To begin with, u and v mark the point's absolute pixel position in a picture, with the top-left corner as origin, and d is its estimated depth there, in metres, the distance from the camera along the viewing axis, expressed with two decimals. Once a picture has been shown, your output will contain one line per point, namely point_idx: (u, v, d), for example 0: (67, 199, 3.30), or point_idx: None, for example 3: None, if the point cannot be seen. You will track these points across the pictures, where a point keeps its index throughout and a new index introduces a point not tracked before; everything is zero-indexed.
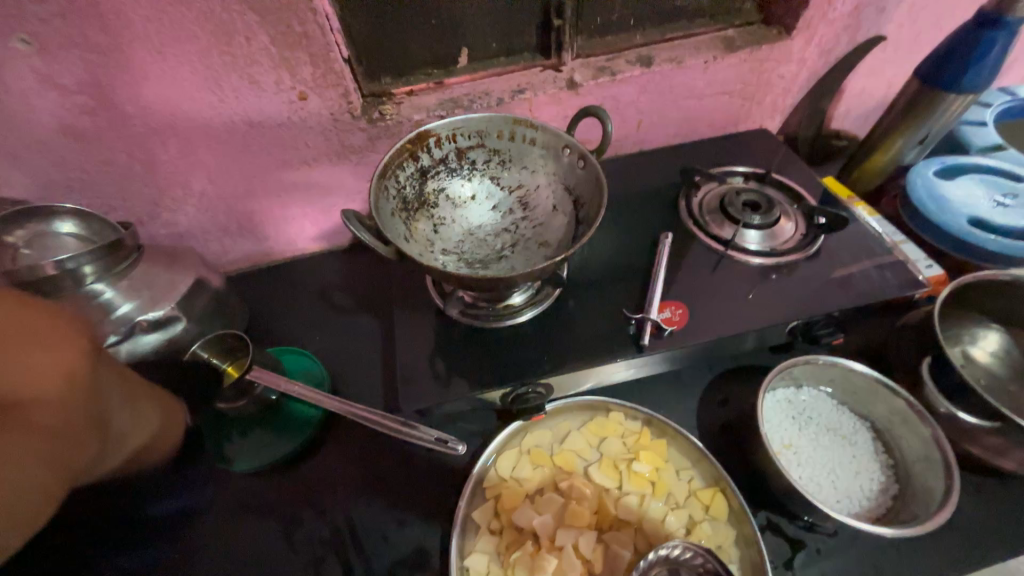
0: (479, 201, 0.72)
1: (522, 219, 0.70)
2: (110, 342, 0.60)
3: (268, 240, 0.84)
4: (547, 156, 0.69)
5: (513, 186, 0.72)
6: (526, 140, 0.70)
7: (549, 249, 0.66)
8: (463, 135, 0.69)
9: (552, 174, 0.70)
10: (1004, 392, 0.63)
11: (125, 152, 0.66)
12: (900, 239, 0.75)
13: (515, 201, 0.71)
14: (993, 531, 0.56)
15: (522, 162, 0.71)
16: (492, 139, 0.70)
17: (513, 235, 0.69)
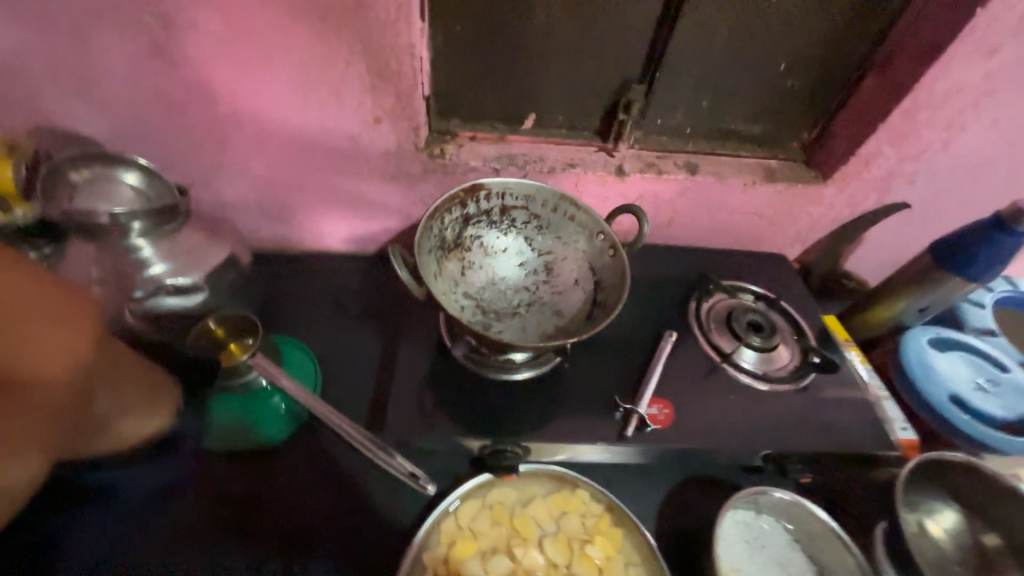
0: (509, 255, 0.76)
1: (544, 284, 0.74)
2: (134, 297, 0.64)
3: (301, 232, 0.88)
4: (582, 234, 0.74)
5: (544, 250, 0.76)
6: (566, 215, 0.75)
7: (562, 320, 0.70)
8: (512, 195, 0.73)
9: (582, 251, 0.74)
10: (950, 574, 0.65)
11: (202, 125, 0.71)
12: (884, 395, 0.79)
13: (542, 264, 0.75)
14: None
15: (557, 232, 0.76)
16: (537, 205, 0.75)
17: (532, 297, 0.73)
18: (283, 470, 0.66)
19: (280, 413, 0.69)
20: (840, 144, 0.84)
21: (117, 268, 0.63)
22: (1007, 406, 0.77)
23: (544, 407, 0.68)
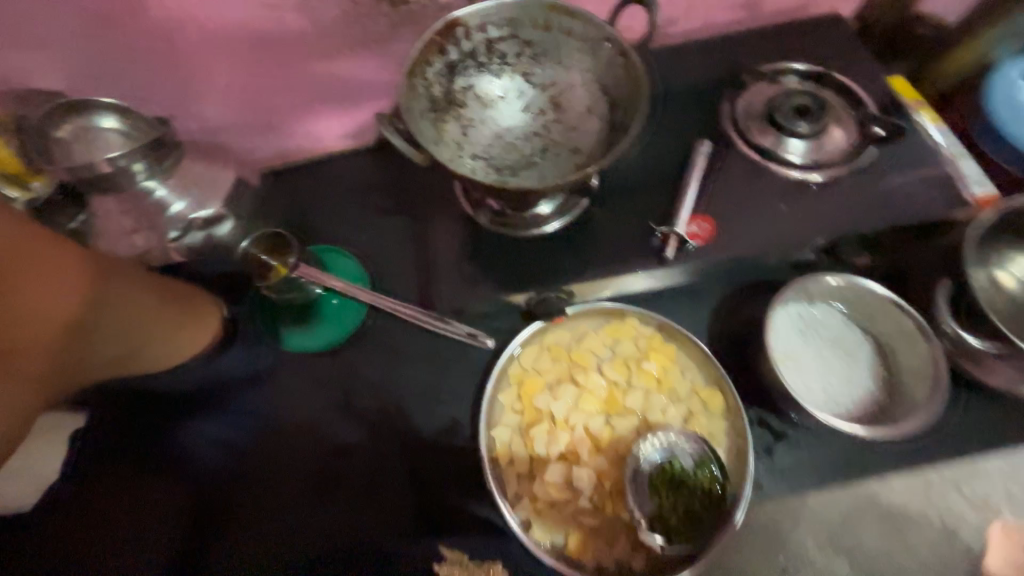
0: (508, 100, 0.68)
1: (554, 121, 0.67)
2: (173, 237, 0.68)
3: (296, 139, 0.84)
4: (584, 50, 0.64)
5: (546, 83, 0.67)
6: (561, 31, 0.64)
7: (581, 156, 0.65)
8: (494, 24, 0.63)
9: (588, 71, 0.65)
10: (1021, 317, 0.64)
11: (148, 41, 0.65)
12: (960, 153, 0.70)
13: (547, 100, 0.68)
14: (960, 433, 0.63)
15: (556, 57, 0.66)
16: (525, 29, 0.65)
17: (544, 139, 0.67)
18: (360, 356, 0.74)
19: (339, 309, 0.76)
20: None
21: (144, 214, 0.66)
22: None
23: (580, 251, 0.68)
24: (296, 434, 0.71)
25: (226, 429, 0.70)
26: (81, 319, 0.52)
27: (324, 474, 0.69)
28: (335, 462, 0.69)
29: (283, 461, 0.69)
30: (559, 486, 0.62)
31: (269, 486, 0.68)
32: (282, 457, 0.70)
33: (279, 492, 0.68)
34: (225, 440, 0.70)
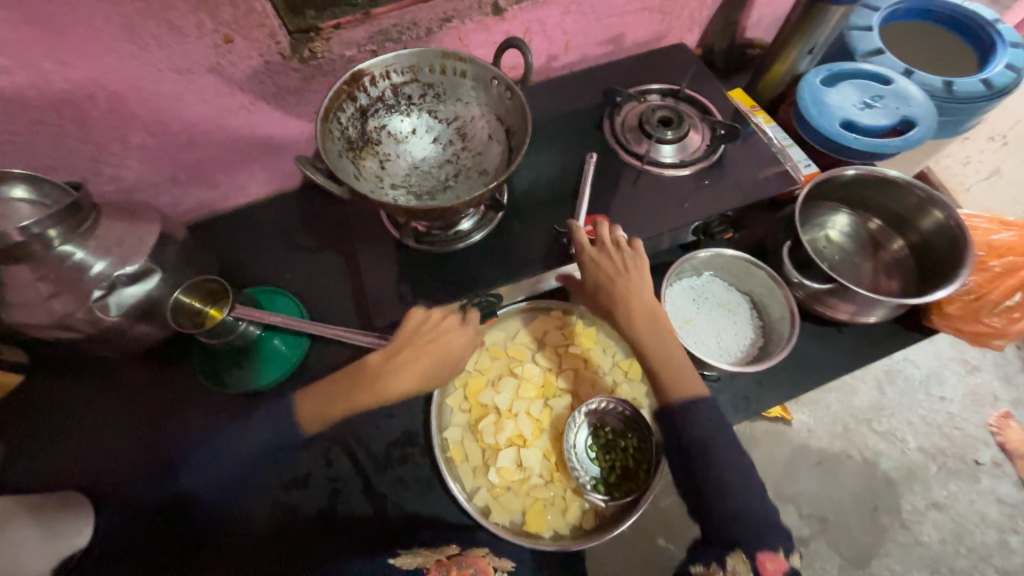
0: (419, 134, 0.77)
1: (462, 149, 0.77)
2: (96, 297, 0.67)
3: (220, 188, 0.89)
4: (479, 89, 0.75)
5: (450, 118, 0.77)
6: (457, 74, 0.74)
7: (488, 176, 0.74)
8: (397, 71, 0.72)
9: (485, 105, 0.75)
10: (851, 263, 0.81)
11: (53, 110, 0.67)
12: (787, 143, 0.87)
13: (453, 132, 0.77)
14: (826, 364, 0.77)
15: (458, 95, 0.76)
16: (425, 74, 0.74)
17: (455, 166, 0.76)
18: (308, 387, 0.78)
19: (283, 348, 0.79)
20: None
21: (63, 278, 0.65)
22: (890, 113, 0.85)
23: (498, 258, 0.75)
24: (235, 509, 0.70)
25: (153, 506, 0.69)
26: None
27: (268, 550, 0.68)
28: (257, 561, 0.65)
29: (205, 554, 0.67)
30: (511, 469, 0.68)
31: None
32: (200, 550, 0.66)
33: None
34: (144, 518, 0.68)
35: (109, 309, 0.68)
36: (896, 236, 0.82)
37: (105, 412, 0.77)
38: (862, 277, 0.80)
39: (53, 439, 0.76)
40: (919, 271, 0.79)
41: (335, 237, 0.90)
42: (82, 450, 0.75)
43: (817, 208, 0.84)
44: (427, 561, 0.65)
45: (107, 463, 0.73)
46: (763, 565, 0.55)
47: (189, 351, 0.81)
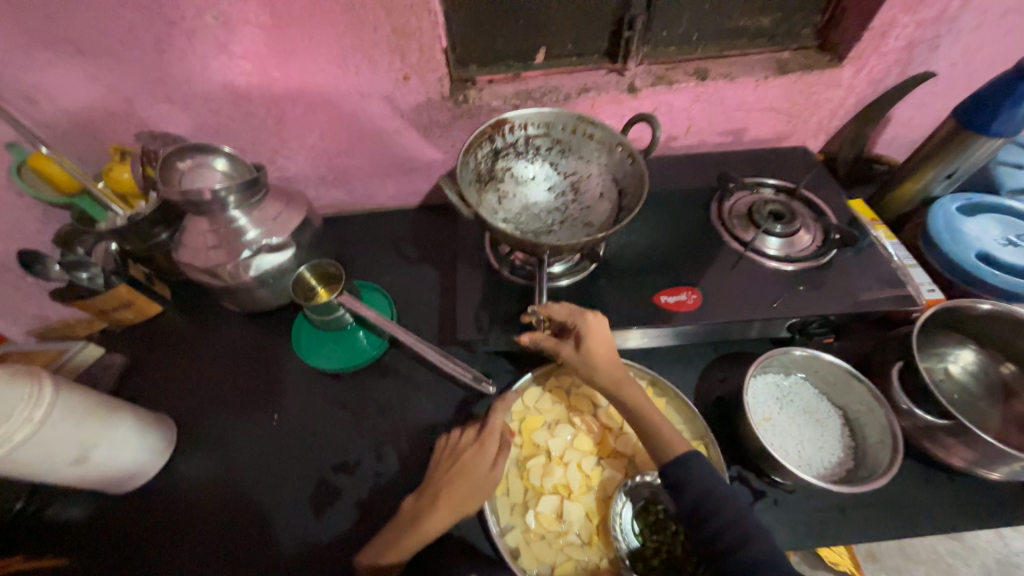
0: (537, 181, 0.85)
1: (573, 201, 0.83)
2: (244, 257, 0.79)
3: (355, 192, 1.03)
4: (602, 153, 0.82)
5: (569, 172, 0.85)
6: (586, 136, 0.82)
7: (592, 229, 0.79)
8: (534, 124, 0.82)
9: (603, 166, 0.82)
10: (973, 406, 0.72)
11: (264, 107, 0.84)
12: (910, 263, 0.82)
13: (568, 184, 0.84)
14: (928, 512, 0.67)
15: (581, 154, 0.84)
16: (557, 131, 0.83)
17: (562, 214, 0.82)
18: (378, 382, 0.83)
19: (366, 342, 0.86)
20: (852, 24, 0.84)
21: (226, 236, 0.79)
22: None
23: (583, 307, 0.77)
24: (285, 476, 0.75)
25: (224, 465, 0.77)
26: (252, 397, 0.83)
27: (303, 526, 0.71)
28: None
29: (251, 514, 0.73)
30: (550, 518, 0.66)
31: (226, 531, 0.72)
32: (250, 506, 0.73)
33: (230, 544, 0.70)
34: (217, 462, 0.78)
35: (247, 270, 0.80)
36: None
37: (210, 367, 0.87)
38: (986, 423, 0.71)
39: (159, 382, 0.86)
40: None
41: (436, 254, 0.99)
42: (182, 400, 0.84)
43: (936, 337, 0.77)
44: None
45: (204, 427, 0.81)
46: None
47: (290, 321, 0.91)
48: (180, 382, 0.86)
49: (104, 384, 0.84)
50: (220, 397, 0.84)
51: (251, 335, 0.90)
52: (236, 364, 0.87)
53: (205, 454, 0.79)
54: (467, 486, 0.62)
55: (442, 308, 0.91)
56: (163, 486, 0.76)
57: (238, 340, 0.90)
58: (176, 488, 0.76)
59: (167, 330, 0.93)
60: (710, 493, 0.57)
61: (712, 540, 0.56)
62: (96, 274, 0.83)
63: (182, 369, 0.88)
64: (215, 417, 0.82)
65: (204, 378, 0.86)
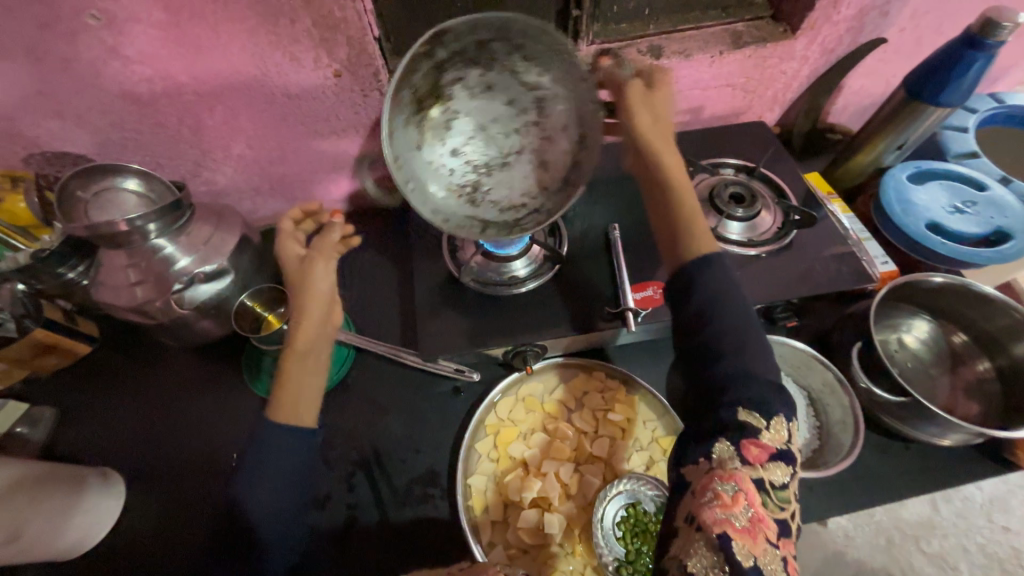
0: (492, 92, 0.71)
1: (534, 123, 0.74)
2: (175, 290, 0.71)
3: (297, 201, 0.95)
4: (568, 81, 0.68)
5: (530, 86, 0.70)
6: (555, 55, 0.66)
7: (548, 171, 0.75)
8: (486, 30, 0.63)
9: (570, 93, 0.70)
10: (925, 375, 0.75)
11: (175, 116, 0.75)
12: (865, 236, 0.83)
13: (529, 101, 0.72)
14: (884, 480, 0.71)
15: (547, 69, 0.68)
16: (518, 36, 0.64)
17: (520, 140, 0.75)
18: (343, 407, 0.79)
19: None
20: None
21: (151, 268, 0.70)
22: (982, 222, 0.81)
23: (548, 309, 0.75)
24: None
25: (184, 509, 0.73)
26: (197, 381, 0.83)
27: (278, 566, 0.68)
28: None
29: (218, 560, 0.69)
30: (530, 532, 0.66)
31: None
32: (217, 556, 0.69)
33: None
34: (178, 507, 0.73)
35: (182, 302, 0.72)
36: (982, 356, 0.76)
37: (153, 404, 0.81)
38: (937, 391, 0.74)
39: (98, 429, 0.79)
40: (1004, 396, 0.72)
41: (392, 261, 0.94)
42: (125, 443, 0.78)
43: (892, 311, 0.79)
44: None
45: (156, 471, 0.76)
46: (749, 447, 0.50)
47: (240, 350, 0.85)
48: (122, 424, 0.79)
49: (35, 441, 0.76)
50: (168, 438, 0.78)
51: (197, 367, 0.84)
52: (183, 392, 0.82)
53: (162, 500, 0.73)
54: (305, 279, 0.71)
55: (404, 319, 0.87)
56: (120, 545, 0.71)
57: (183, 376, 0.83)
58: (133, 544, 0.71)
59: (101, 371, 0.84)
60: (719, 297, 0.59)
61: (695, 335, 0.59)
62: (4, 320, 0.73)
63: (122, 413, 0.80)
64: (166, 461, 0.76)
65: (148, 416, 0.80)
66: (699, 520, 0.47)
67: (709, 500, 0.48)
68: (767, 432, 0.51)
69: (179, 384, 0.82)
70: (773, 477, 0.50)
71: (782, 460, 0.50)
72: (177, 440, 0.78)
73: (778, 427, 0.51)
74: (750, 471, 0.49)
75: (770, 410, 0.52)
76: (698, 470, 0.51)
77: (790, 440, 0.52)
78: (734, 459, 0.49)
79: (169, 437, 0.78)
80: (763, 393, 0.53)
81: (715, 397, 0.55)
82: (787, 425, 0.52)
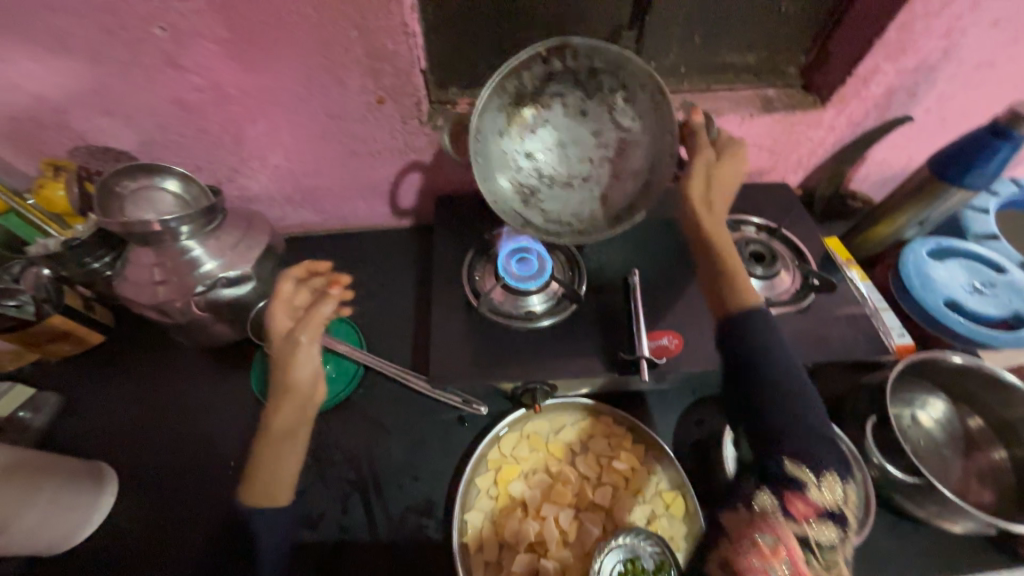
0: (582, 119, 0.78)
1: (608, 159, 0.80)
2: (197, 292, 0.72)
3: (323, 213, 0.97)
4: (657, 128, 0.76)
5: (618, 126, 0.78)
6: (653, 103, 0.74)
7: (606, 205, 0.80)
8: (601, 60, 0.71)
9: (648, 141, 0.77)
10: (938, 455, 0.74)
11: (220, 125, 0.77)
12: (883, 306, 0.82)
13: (611, 140, 0.79)
14: (890, 560, 0.69)
15: (640, 109, 0.76)
16: (628, 76, 0.73)
17: (589, 171, 0.80)
18: (345, 425, 0.78)
19: (335, 378, 0.81)
20: (837, 66, 0.84)
21: (176, 268, 0.71)
22: (1000, 305, 0.81)
23: (562, 348, 0.75)
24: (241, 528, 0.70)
25: (174, 511, 0.71)
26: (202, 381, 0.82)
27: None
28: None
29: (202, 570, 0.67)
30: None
31: None
32: (201, 565, 0.67)
33: None
34: (168, 509, 0.72)
35: (200, 303, 0.73)
36: (997, 444, 0.75)
37: (156, 400, 0.81)
38: (949, 474, 0.73)
39: (100, 420, 0.79)
40: (1018, 488, 0.71)
41: (410, 282, 0.95)
42: (123, 437, 0.77)
43: (907, 386, 0.79)
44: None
45: (150, 469, 0.75)
46: (791, 502, 0.53)
47: (249, 354, 0.85)
48: (124, 418, 0.79)
49: (34, 427, 0.76)
50: (167, 436, 0.78)
51: (206, 367, 0.84)
52: (186, 391, 0.82)
53: (153, 499, 0.72)
54: (290, 355, 0.65)
55: (416, 341, 0.87)
56: (102, 545, 0.69)
57: (190, 376, 0.83)
58: (118, 543, 0.69)
59: (111, 361, 0.85)
60: (765, 354, 0.63)
61: (752, 395, 0.61)
62: (26, 302, 0.72)
63: (128, 405, 0.80)
64: (162, 460, 0.75)
65: (150, 412, 0.80)
66: (738, 566, 0.52)
67: (748, 549, 0.52)
68: (817, 490, 0.54)
69: (185, 383, 0.82)
70: (820, 536, 0.52)
71: (833, 520, 0.53)
72: (174, 440, 0.77)
73: (831, 487, 0.54)
74: (795, 527, 0.52)
75: (821, 465, 0.55)
76: (738, 517, 0.55)
77: (844, 501, 0.54)
78: (775, 511, 0.53)
79: (168, 435, 0.78)
80: (815, 449, 0.56)
81: (771, 445, 0.57)
82: (840, 484, 0.55)
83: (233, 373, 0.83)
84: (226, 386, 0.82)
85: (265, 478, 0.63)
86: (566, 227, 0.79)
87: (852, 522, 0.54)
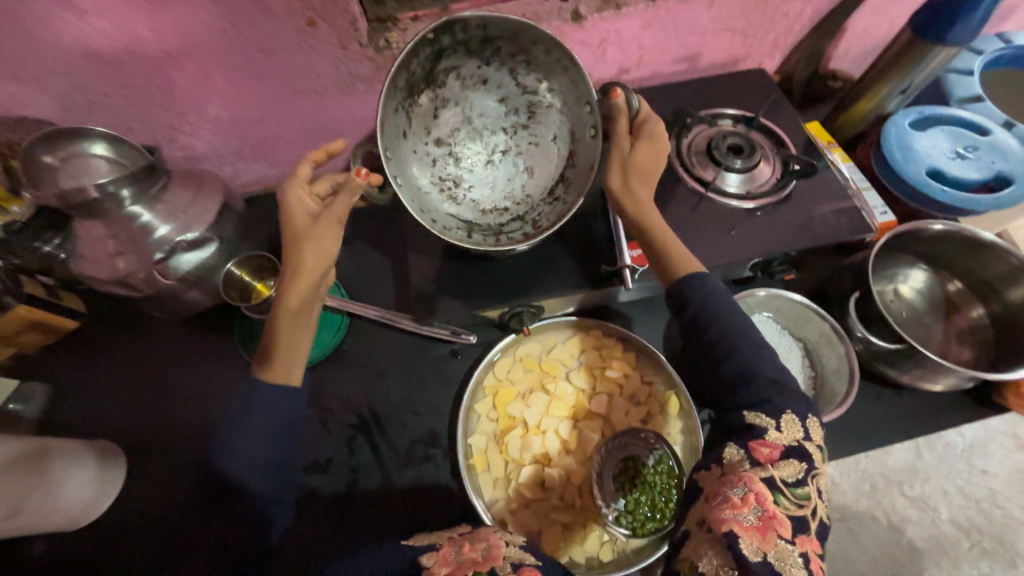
0: (488, 89, 0.69)
1: (523, 125, 0.72)
2: (157, 259, 0.69)
3: (278, 165, 0.91)
4: (569, 92, 0.68)
5: (527, 88, 0.69)
6: (558, 63, 0.66)
7: (534, 176, 0.72)
8: (493, 28, 0.62)
9: (564, 112, 0.70)
10: (919, 323, 0.76)
11: (142, 76, 0.70)
12: (863, 185, 0.81)
13: (523, 103, 0.70)
14: (874, 424, 0.73)
15: (546, 73, 0.67)
16: (526, 40, 0.64)
17: (510, 141, 0.72)
18: (340, 374, 0.78)
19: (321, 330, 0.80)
20: None
21: (131, 238, 0.67)
22: (983, 168, 0.79)
23: (544, 268, 0.73)
24: None
25: (188, 472, 0.74)
26: (188, 349, 0.82)
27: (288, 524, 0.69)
28: (277, 554, 0.63)
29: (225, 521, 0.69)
30: (531, 487, 0.68)
31: None
32: None
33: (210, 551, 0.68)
34: (181, 472, 0.74)
35: (168, 271, 0.70)
36: (976, 303, 0.76)
37: (145, 374, 0.80)
38: (931, 340, 0.75)
39: (93, 401, 0.79)
40: (996, 342, 0.73)
41: (382, 225, 0.91)
42: (119, 414, 0.78)
43: (890, 261, 0.79)
44: (440, 538, 0.54)
45: (156, 440, 0.76)
46: (756, 448, 0.52)
47: (231, 319, 0.83)
48: (116, 397, 0.79)
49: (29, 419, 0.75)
50: (165, 406, 0.78)
51: (190, 336, 0.83)
52: (174, 360, 0.81)
53: (164, 466, 0.74)
54: (314, 234, 0.62)
55: (397, 284, 0.86)
56: (125, 514, 0.71)
57: (175, 348, 0.82)
58: (141, 508, 0.72)
59: (90, 345, 0.83)
60: (722, 309, 0.61)
61: (703, 355, 0.61)
62: None
63: (118, 383, 0.80)
64: (166, 430, 0.76)
65: (143, 388, 0.79)
66: (710, 521, 0.48)
67: (718, 502, 0.49)
68: (775, 432, 0.53)
69: (171, 354, 0.82)
70: (786, 476, 0.50)
71: (796, 458, 0.52)
72: (174, 409, 0.78)
73: (790, 425, 0.53)
74: (761, 472, 0.50)
75: (775, 407, 0.54)
76: (710, 475, 0.53)
77: (806, 439, 0.53)
78: (744, 461, 0.51)
79: (166, 405, 0.78)
80: (765, 393, 0.56)
81: (729, 401, 0.58)
82: (798, 423, 0.54)
83: (219, 338, 0.82)
84: (214, 351, 0.81)
85: (285, 352, 0.63)
86: (497, 213, 0.72)
87: (820, 459, 0.53)
